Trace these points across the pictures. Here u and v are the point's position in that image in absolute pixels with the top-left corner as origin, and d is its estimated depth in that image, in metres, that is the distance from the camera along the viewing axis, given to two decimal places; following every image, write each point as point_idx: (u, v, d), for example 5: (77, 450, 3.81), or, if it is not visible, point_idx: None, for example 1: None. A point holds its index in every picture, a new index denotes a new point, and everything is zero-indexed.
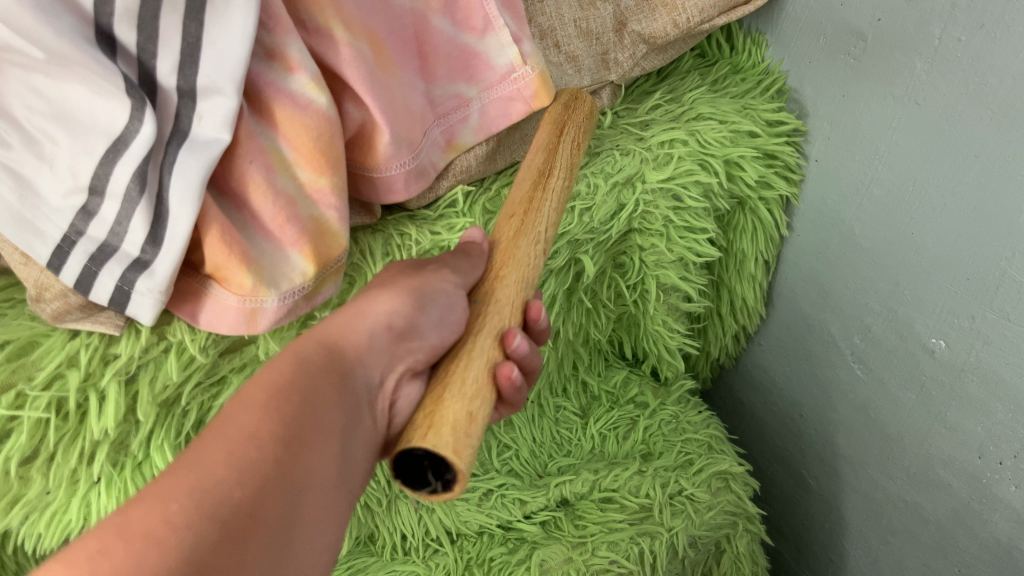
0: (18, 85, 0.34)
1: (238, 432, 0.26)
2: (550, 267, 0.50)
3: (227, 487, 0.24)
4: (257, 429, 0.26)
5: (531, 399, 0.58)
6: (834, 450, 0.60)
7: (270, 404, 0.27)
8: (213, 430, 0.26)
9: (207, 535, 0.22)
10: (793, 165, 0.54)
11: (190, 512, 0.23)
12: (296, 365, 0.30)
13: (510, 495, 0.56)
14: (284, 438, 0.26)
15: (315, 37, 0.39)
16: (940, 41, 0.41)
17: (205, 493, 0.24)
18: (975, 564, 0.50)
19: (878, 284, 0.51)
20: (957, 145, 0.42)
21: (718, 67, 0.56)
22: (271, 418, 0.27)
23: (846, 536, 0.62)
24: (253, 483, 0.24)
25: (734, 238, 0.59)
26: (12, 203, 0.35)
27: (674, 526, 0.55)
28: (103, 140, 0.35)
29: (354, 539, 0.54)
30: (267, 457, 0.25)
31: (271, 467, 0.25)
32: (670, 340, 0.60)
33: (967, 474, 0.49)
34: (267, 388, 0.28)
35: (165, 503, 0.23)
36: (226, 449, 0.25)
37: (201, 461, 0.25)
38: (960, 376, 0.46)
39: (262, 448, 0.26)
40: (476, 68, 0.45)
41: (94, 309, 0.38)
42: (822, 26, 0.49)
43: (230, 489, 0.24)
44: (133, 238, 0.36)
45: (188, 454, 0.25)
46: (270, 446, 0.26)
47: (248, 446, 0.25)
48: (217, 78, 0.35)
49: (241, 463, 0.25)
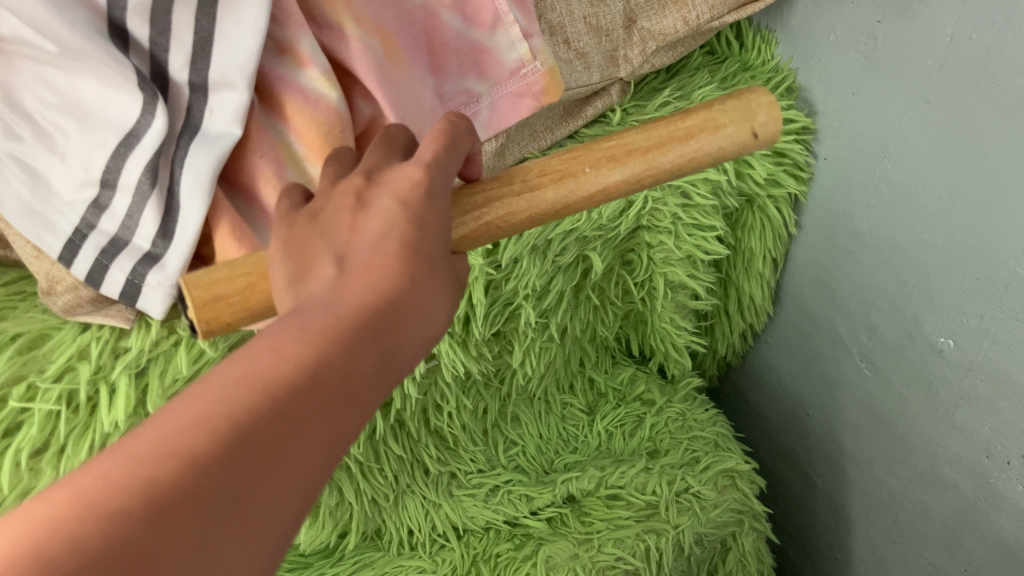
0: (31, 78, 0.35)
1: (293, 384, 0.21)
2: (558, 263, 0.50)
3: (250, 486, 0.19)
4: (312, 388, 0.21)
5: (538, 395, 0.58)
6: (841, 448, 0.60)
7: (332, 358, 0.22)
8: (264, 372, 0.21)
9: (226, 533, 0.18)
10: (803, 163, 0.54)
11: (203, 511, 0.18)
12: (359, 310, 0.23)
13: (516, 490, 0.56)
14: (337, 411, 0.21)
15: (325, 31, 0.39)
16: (952, 39, 0.41)
17: (239, 470, 0.19)
18: (982, 564, 0.50)
19: (887, 283, 0.50)
20: (969, 142, 0.42)
21: (728, 65, 0.56)
22: (330, 380, 0.22)
23: (852, 535, 0.62)
24: (291, 467, 0.20)
25: (741, 236, 0.59)
26: (24, 195, 0.36)
27: (681, 523, 0.55)
28: (115, 133, 0.35)
29: (362, 533, 0.54)
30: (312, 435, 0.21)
31: (312, 451, 0.21)
32: (678, 337, 0.60)
33: (974, 473, 0.48)
34: (334, 330, 0.23)
35: (189, 470, 0.19)
36: (274, 410, 0.20)
37: (243, 417, 0.20)
38: (968, 375, 0.46)
39: (313, 420, 0.21)
40: (485, 64, 0.44)
41: (104, 302, 0.39)
42: (832, 23, 0.49)
43: (266, 474, 0.19)
44: (144, 232, 0.37)
45: (233, 394, 0.20)
46: (321, 415, 0.21)
47: (299, 415, 0.21)
48: (229, 73, 0.35)
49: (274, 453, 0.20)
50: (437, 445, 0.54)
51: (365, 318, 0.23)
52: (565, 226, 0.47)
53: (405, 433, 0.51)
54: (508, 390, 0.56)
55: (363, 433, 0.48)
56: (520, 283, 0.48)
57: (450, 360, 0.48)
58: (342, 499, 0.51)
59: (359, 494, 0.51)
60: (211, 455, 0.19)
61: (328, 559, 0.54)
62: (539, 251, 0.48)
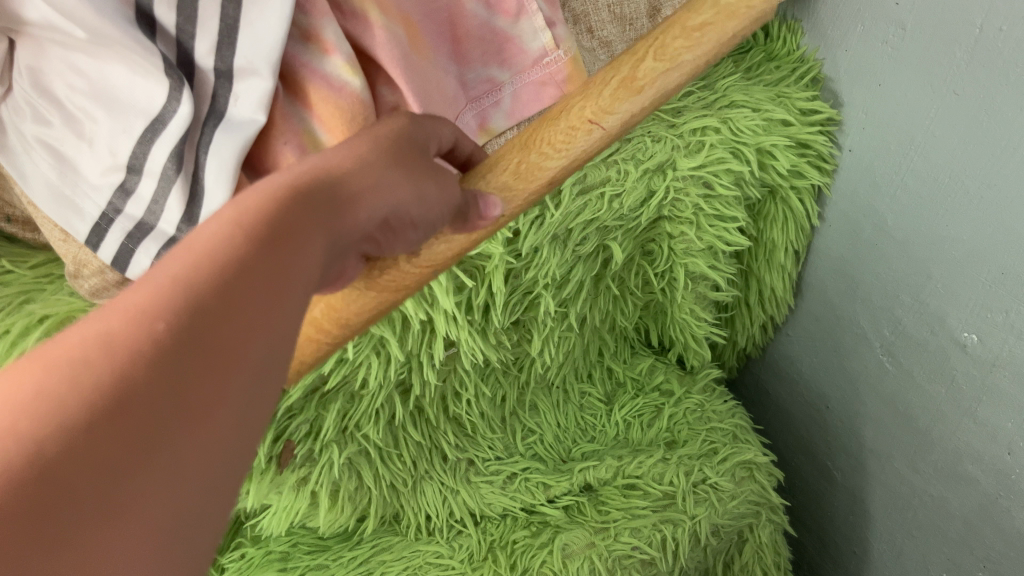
0: (60, 63, 0.35)
1: (234, 243, 0.21)
2: (579, 253, 0.50)
3: (220, 325, 0.19)
4: (256, 242, 0.22)
5: (557, 384, 0.58)
6: (860, 442, 0.60)
7: (278, 223, 0.22)
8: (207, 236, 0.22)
9: (172, 371, 0.18)
10: (827, 154, 0.53)
11: (154, 352, 0.18)
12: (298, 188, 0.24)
13: (534, 478, 0.56)
14: (285, 257, 0.22)
15: (349, 19, 0.39)
16: (982, 30, 0.40)
17: (196, 304, 0.19)
18: (1001, 561, 0.50)
19: (910, 277, 0.50)
20: (997, 135, 0.41)
21: (752, 55, 0.56)
22: (269, 232, 0.22)
23: (870, 529, 0.61)
24: (245, 286, 0.20)
25: (764, 228, 0.58)
26: (53, 179, 0.38)
27: (697, 513, 0.55)
28: (142, 119, 0.35)
29: (380, 517, 0.54)
30: (270, 269, 0.21)
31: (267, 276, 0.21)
32: (698, 328, 0.60)
33: (996, 470, 0.48)
34: (270, 204, 0.23)
35: (143, 322, 0.19)
36: (226, 263, 0.21)
37: (193, 270, 0.20)
38: (991, 370, 0.46)
39: (265, 263, 0.21)
40: (509, 53, 0.44)
41: (130, 285, 0.39)
42: (860, 13, 0.48)
43: (225, 300, 0.20)
44: (169, 216, 0.37)
45: (182, 258, 0.21)
46: (267, 256, 0.21)
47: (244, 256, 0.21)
48: (255, 59, 0.35)
49: (245, 279, 0.20)
50: (454, 431, 0.54)
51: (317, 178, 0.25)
52: (586, 216, 0.48)
53: (423, 420, 0.52)
54: (526, 377, 0.56)
55: (383, 418, 0.49)
56: (540, 272, 0.48)
57: (469, 348, 0.48)
58: (360, 484, 0.51)
59: (378, 480, 0.52)
60: (159, 306, 0.19)
61: (346, 542, 0.55)
62: (559, 241, 0.48)
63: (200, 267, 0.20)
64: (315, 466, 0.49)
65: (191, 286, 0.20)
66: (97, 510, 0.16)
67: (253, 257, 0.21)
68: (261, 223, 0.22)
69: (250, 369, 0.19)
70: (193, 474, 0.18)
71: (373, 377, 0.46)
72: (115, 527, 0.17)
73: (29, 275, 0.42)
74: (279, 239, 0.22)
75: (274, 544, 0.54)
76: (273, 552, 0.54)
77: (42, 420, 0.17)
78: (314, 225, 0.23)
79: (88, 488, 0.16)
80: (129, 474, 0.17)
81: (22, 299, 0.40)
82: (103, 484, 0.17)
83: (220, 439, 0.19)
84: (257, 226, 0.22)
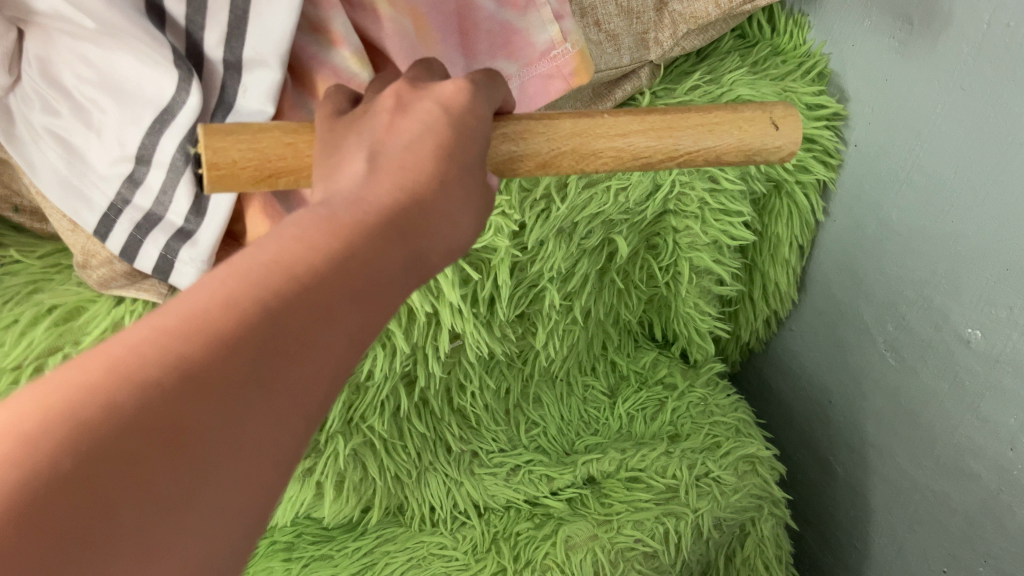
0: (68, 53, 0.35)
1: (307, 272, 0.22)
2: (584, 246, 0.50)
3: (276, 366, 0.21)
4: (325, 273, 0.22)
5: (561, 376, 0.59)
6: (862, 437, 0.60)
7: (349, 252, 0.23)
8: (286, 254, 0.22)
9: (226, 403, 0.20)
10: (833, 149, 0.53)
11: (215, 382, 0.20)
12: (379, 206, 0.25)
13: (538, 470, 0.56)
14: (349, 295, 0.22)
15: (358, 11, 0.40)
16: (990, 26, 0.40)
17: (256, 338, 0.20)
18: (1002, 556, 0.50)
19: (915, 273, 0.50)
20: (1003, 131, 0.41)
21: (759, 48, 0.55)
22: (340, 262, 0.23)
23: (871, 523, 0.62)
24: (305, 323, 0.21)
25: (769, 222, 0.58)
26: (61, 169, 0.37)
27: (700, 507, 0.55)
28: (150, 110, 0.35)
29: (384, 509, 0.54)
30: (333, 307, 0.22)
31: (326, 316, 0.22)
32: (702, 322, 0.60)
33: (998, 466, 0.48)
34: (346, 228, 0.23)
35: (216, 347, 0.20)
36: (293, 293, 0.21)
37: (266, 294, 0.21)
38: (994, 366, 0.46)
39: (329, 296, 0.22)
40: (516, 45, 0.44)
41: (138, 276, 0.39)
42: (868, 8, 0.48)
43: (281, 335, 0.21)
44: (177, 208, 0.37)
45: (258, 275, 0.22)
46: (332, 295, 0.22)
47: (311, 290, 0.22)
48: (263, 51, 0.35)
49: (305, 321, 0.21)
50: (459, 423, 0.55)
51: (393, 215, 0.24)
52: (592, 210, 0.48)
53: (428, 411, 0.52)
54: (530, 370, 0.56)
55: (388, 410, 0.49)
56: (545, 265, 0.49)
57: (474, 340, 0.49)
58: (365, 474, 0.51)
59: (383, 471, 0.52)
60: (228, 334, 0.20)
61: (350, 533, 0.55)
62: (565, 234, 0.48)
63: (270, 294, 0.21)
64: (319, 457, 0.49)
65: (258, 312, 0.21)
66: (135, 541, 0.18)
67: (316, 291, 0.22)
68: (336, 250, 0.23)
69: (288, 410, 0.21)
70: (228, 504, 0.20)
71: (378, 369, 0.46)
72: (151, 564, 0.18)
73: (37, 264, 0.42)
74: (348, 273, 0.23)
75: (279, 533, 0.55)
76: (278, 541, 0.55)
77: (116, 426, 0.18)
78: (383, 257, 0.24)
79: (139, 516, 0.18)
80: (176, 505, 0.19)
81: (30, 288, 0.41)
82: (150, 515, 0.18)
83: (247, 490, 0.20)
84: (329, 252, 0.23)
